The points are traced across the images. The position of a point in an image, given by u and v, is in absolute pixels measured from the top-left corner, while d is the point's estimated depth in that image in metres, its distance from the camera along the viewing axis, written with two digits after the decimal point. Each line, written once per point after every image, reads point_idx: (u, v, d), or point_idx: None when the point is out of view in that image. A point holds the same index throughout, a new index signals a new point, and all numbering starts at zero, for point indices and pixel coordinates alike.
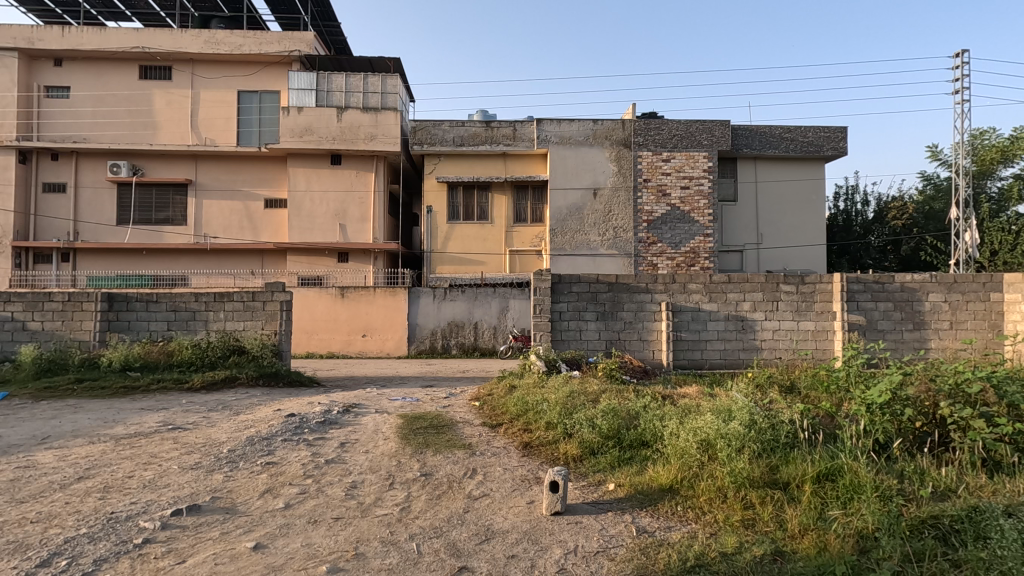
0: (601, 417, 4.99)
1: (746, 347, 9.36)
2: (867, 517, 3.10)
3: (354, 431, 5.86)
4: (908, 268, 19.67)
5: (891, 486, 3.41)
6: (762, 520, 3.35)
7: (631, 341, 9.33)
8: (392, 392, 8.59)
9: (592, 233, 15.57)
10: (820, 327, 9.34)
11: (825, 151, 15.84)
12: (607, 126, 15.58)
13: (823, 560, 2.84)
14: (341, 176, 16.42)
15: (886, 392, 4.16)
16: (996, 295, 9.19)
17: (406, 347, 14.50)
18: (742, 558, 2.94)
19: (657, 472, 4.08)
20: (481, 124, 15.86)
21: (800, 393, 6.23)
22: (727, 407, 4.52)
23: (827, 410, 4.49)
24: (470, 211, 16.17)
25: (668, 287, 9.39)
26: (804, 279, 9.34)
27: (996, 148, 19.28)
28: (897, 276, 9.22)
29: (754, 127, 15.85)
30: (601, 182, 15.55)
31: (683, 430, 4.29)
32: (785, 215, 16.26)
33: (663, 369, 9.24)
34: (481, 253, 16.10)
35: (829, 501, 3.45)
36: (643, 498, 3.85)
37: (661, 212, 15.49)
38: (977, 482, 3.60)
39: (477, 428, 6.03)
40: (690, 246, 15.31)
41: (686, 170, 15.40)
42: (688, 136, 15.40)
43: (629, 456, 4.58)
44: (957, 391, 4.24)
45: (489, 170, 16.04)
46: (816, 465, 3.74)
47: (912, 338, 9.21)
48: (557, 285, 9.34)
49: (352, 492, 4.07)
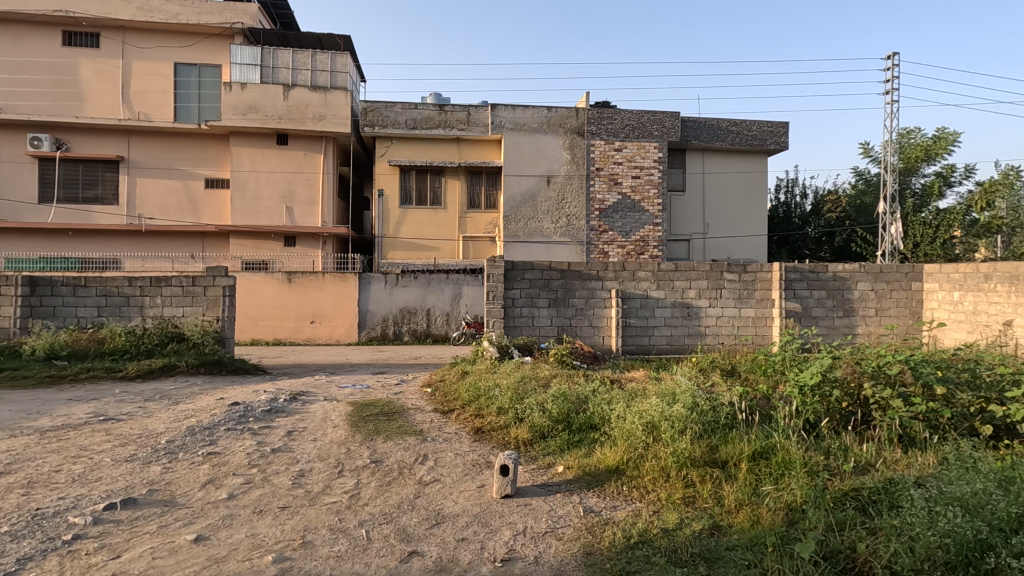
0: (550, 402, 5.13)
1: (691, 333, 9.73)
2: (796, 492, 3.29)
3: (301, 419, 5.73)
4: (840, 259, 20.83)
5: (818, 462, 3.63)
6: (702, 496, 3.50)
7: (582, 327, 9.52)
8: (342, 379, 8.42)
9: (545, 220, 15.64)
10: (760, 313, 9.81)
11: (768, 145, 16.50)
12: (562, 114, 15.62)
13: (756, 533, 3.00)
14: (287, 157, 15.83)
15: (817, 374, 4.47)
16: (916, 284, 9.88)
17: (357, 333, 14.26)
18: (682, 533, 3.08)
19: (605, 453, 4.22)
20: (434, 107, 15.54)
21: (739, 375, 6.59)
22: (671, 391, 4.75)
23: (763, 392, 4.73)
24: (422, 195, 15.98)
25: (618, 274, 9.60)
26: (746, 267, 9.76)
27: (921, 147, 20.57)
28: (830, 266, 9.76)
29: (702, 119, 16.24)
30: (554, 170, 15.62)
31: (629, 413, 4.47)
32: (731, 206, 16.89)
33: (612, 354, 9.49)
34: (433, 239, 15.97)
35: (763, 477, 3.63)
36: (590, 478, 3.97)
37: (613, 200, 15.74)
38: (894, 457, 3.89)
39: (429, 414, 6.02)
40: (640, 235, 15.69)
41: (636, 160, 15.70)
42: (640, 126, 15.66)
43: (578, 439, 4.71)
44: (879, 372, 4.57)
45: (443, 155, 15.83)
46: (752, 445, 3.93)
47: (842, 324, 9.80)
48: (510, 272, 9.36)
49: (299, 480, 3.99)
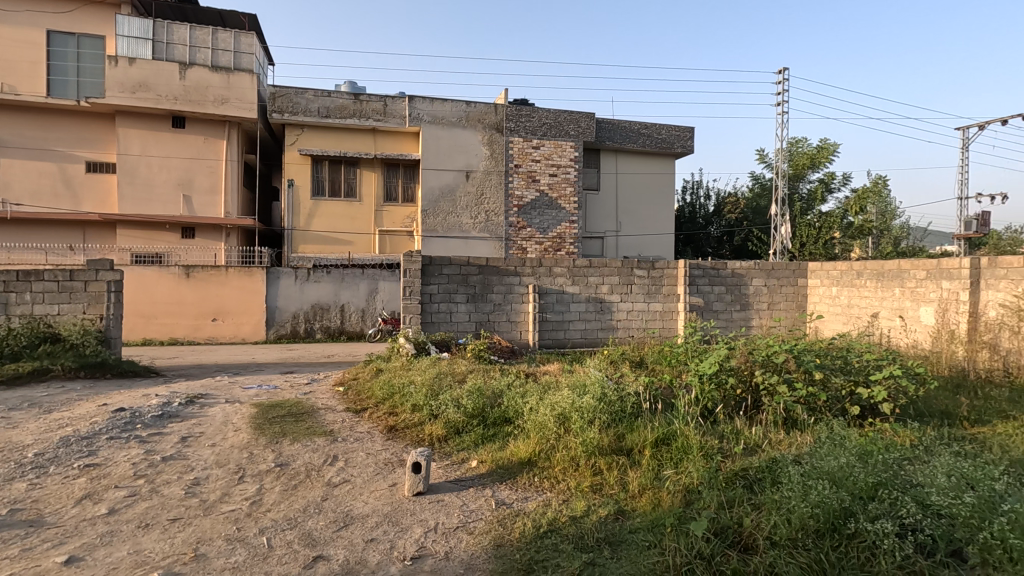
0: (465, 397, 5.13)
1: (604, 326, 10.10)
2: (693, 474, 3.51)
3: (198, 424, 5.33)
4: (739, 257, 22.49)
5: (713, 446, 3.90)
6: (608, 483, 3.65)
7: (500, 322, 9.60)
8: (247, 380, 7.93)
9: (464, 215, 15.59)
10: (667, 308, 10.37)
11: (675, 148, 17.44)
12: (481, 109, 15.60)
13: (656, 515, 3.17)
14: (184, 141, 14.63)
15: (714, 363, 4.80)
16: (801, 281, 10.87)
17: (264, 331, 13.49)
18: (589, 520, 3.19)
19: (517, 446, 4.29)
20: (348, 96, 14.97)
21: (647, 366, 6.94)
22: (582, 383, 4.91)
23: (667, 381, 5.01)
24: (336, 187, 15.38)
25: (535, 270, 9.76)
26: (654, 264, 10.27)
27: (807, 155, 22.60)
28: (729, 263, 10.50)
29: (615, 121, 16.87)
30: (473, 165, 15.59)
31: (543, 406, 4.57)
32: (641, 206, 17.70)
33: (529, 348, 9.65)
34: (348, 232, 15.43)
35: (664, 462, 3.84)
36: (504, 471, 4.01)
37: (531, 197, 15.97)
38: (778, 438, 4.26)
39: (340, 413, 5.82)
40: (557, 231, 16.06)
41: (554, 158, 16.03)
42: (557, 125, 15.99)
43: (493, 433, 4.75)
44: (767, 361, 4.98)
45: (358, 146, 15.32)
46: (655, 432, 4.15)
47: (738, 317, 10.58)
48: (428, 267, 9.23)
49: (193, 489, 3.72)
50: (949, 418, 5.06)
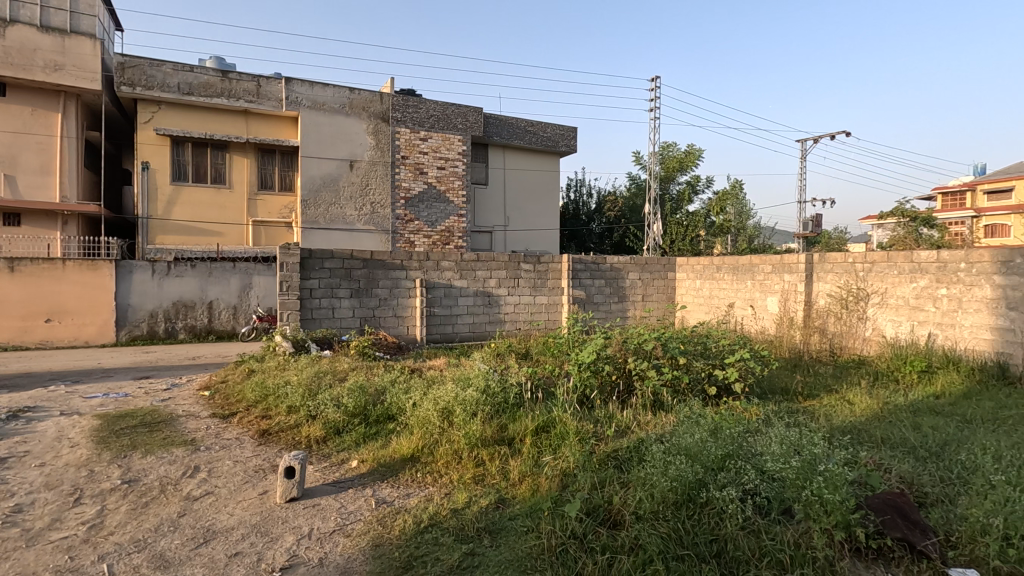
0: (346, 396, 4.93)
1: (492, 320, 10.24)
2: (569, 459, 3.66)
3: (23, 442, 4.59)
4: (618, 252, 23.93)
5: (588, 431, 4.11)
6: (490, 474, 3.70)
7: (386, 317, 9.34)
8: (90, 388, 6.97)
9: (348, 206, 14.93)
10: (552, 301, 10.75)
11: (560, 147, 18.12)
12: (365, 97, 14.98)
13: (535, 500, 3.27)
14: (3, 112, 12.44)
15: (592, 352, 5.06)
16: (671, 274, 11.81)
17: (114, 332, 11.92)
18: (470, 511, 3.21)
19: (400, 443, 4.21)
20: (215, 73, 13.65)
21: (532, 357, 7.14)
22: (467, 377, 4.94)
23: (548, 371, 5.20)
24: (201, 172, 13.99)
25: (422, 264, 9.62)
26: (539, 259, 10.58)
27: (676, 159, 24.56)
28: (608, 258, 11.12)
29: (502, 117, 17.11)
30: (357, 155, 14.96)
31: (426, 401, 4.53)
32: (528, 202, 18.16)
33: (416, 344, 9.50)
34: (216, 222, 14.12)
35: (543, 449, 3.98)
36: (385, 470, 3.92)
37: (418, 189, 15.69)
38: (646, 419, 4.59)
39: (205, 420, 5.32)
40: (445, 225, 15.98)
41: (442, 151, 15.89)
42: (444, 117, 15.85)
43: (375, 431, 4.61)
44: (639, 349, 5.36)
45: (227, 128, 14.05)
46: (535, 420, 4.28)
47: (616, 309, 11.26)
48: (307, 260, 8.71)
49: (13, 519, 3.19)
50: (787, 393, 5.78)
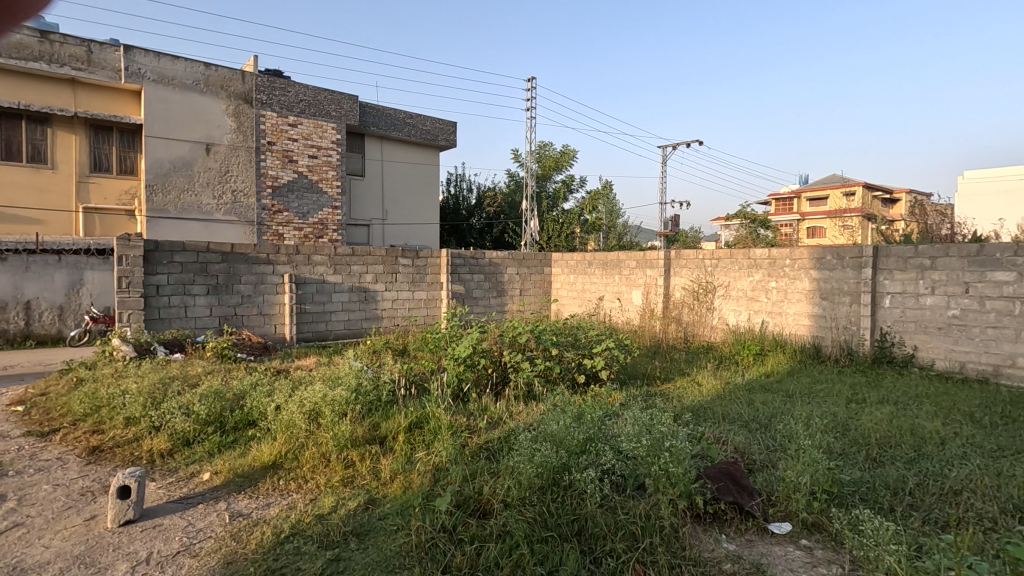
0: (198, 403, 4.47)
1: (368, 316, 9.90)
2: (442, 453, 3.65)
3: None
4: (498, 247, 24.39)
5: (461, 424, 4.13)
6: (360, 475, 3.57)
7: (249, 316, 8.62)
8: None
9: (204, 194, 13.51)
10: (430, 296, 10.67)
11: (440, 141, 18.02)
12: (223, 74, 13.59)
13: (405, 498, 3.21)
14: None
15: (468, 346, 5.09)
16: (547, 269, 12.26)
17: None
18: (335, 515, 3.07)
19: (261, 450, 3.91)
20: (30, 32, 11.59)
21: (409, 353, 7.02)
22: (337, 376, 4.73)
23: (424, 367, 5.14)
24: (15, 148, 11.97)
25: (291, 258, 9.01)
26: (418, 253, 10.43)
27: (553, 158, 25.55)
28: (486, 253, 11.27)
29: (379, 107, 16.57)
30: (215, 138, 13.55)
31: (291, 404, 4.26)
32: (407, 195, 17.81)
33: (285, 343, 8.89)
34: (35, 207, 12.13)
35: (416, 445, 3.93)
36: (242, 480, 3.61)
37: (287, 178, 14.66)
38: (519, 409, 4.73)
39: (16, 440, 4.52)
40: (318, 217, 15.19)
41: (313, 139, 15.00)
42: (316, 103, 14.97)
43: (233, 440, 4.24)
44: (513, 342, 5.51)
45: (48, 98, 12.05)
46: (409, 417, 4.21)
47: (495, 303, 11.47)
48: (153, 253, 7.75)
49: None
50: (647, 378, 6.29)
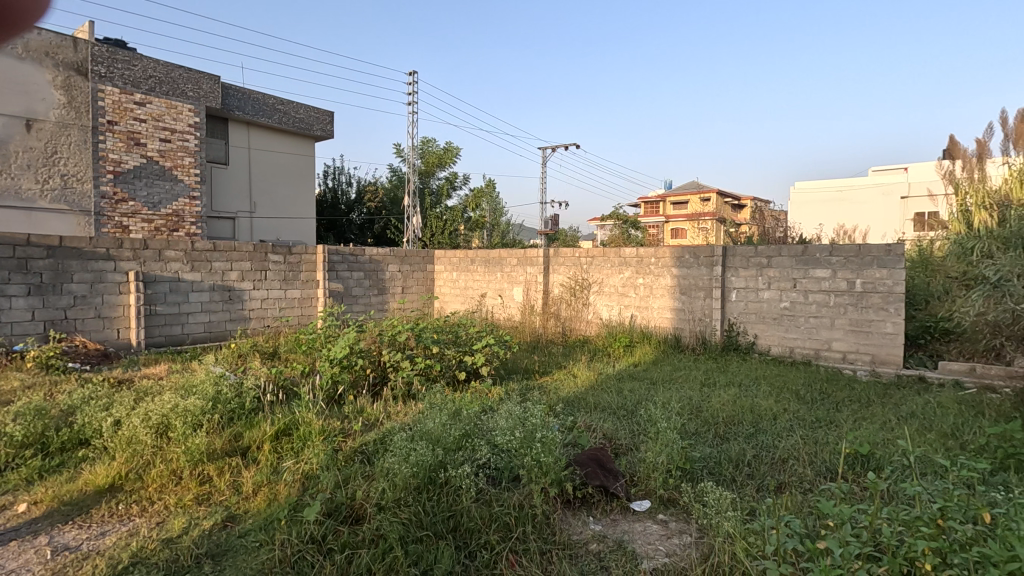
0: (11, 423, 3.79)
1: (233, 318, 9.10)
2: (312, 460, 3.46)
3: None
4: (379, 244, 23.73)
5: (334, 428, 3.96)
6: (218, 490, 3.27)
7: (84, 320, 7.48)
8: None
9: (23, 178, 11.35)
10: (305, 294, 10.08)
11: (315, 130, 17.23)
12: (48, 39, 11.60)
13: (270, 510, 3.00)
14: None
15: (344, 347, 4.89)
16: (429, 267, 12.13)
17: None
18: (187, 537, 2.79)
19: (94, 472, 3.42)
20: None
21: (280, 356, 6.57)
22: (192, 384, 4.29)
23: (294, 370, 4.85)
24: None
25: (138, 253, 8.00)
26: (290, 250, 9.79)
27: (435, 155, 25.38)
28: (366, 250, 10.89)
29: (245, 90, 15.31)
30: (37, 113, 11.47)
31: (134, 418, 3.78)
32: (277, 187, 16.69)
33: (132, 350, 7.84)
34: None
35: (284, 453, 3.68)
36: (70, 509, 3.13)
37: (133, 163, 12.99)
38: (396, 409, 4.64)
39: None
40: (171, 208, 13.72)
41: (165, 120, 13.48)
42: (169, 81, 13.50)
43: (58, 463, 3.66)
44: (392, 341, 5.40)
45: None
46: (276, 424, 3.94)
47: (375, 301, 11.13)
48: None
49: None
50: (526, 372, 6.49)
